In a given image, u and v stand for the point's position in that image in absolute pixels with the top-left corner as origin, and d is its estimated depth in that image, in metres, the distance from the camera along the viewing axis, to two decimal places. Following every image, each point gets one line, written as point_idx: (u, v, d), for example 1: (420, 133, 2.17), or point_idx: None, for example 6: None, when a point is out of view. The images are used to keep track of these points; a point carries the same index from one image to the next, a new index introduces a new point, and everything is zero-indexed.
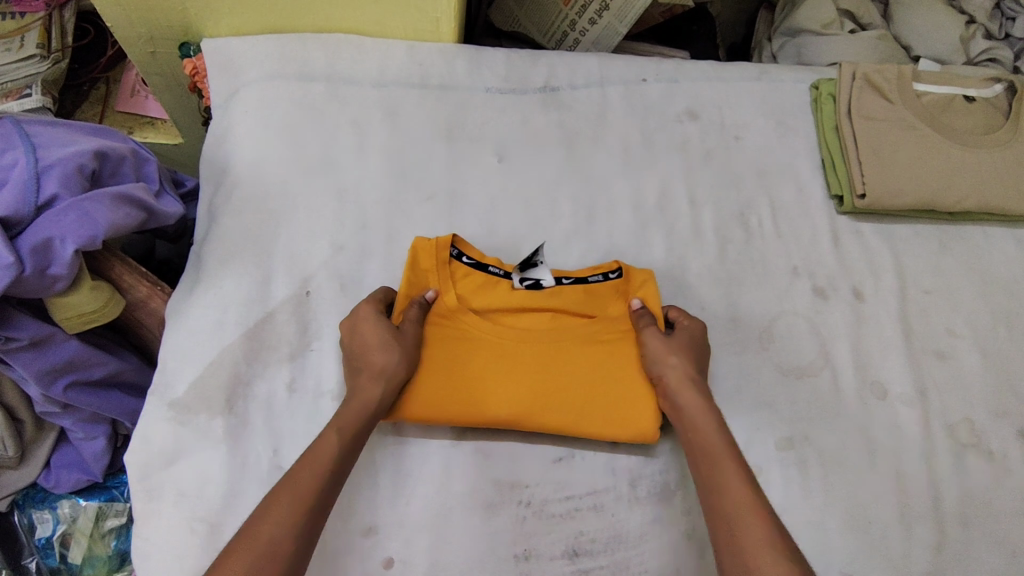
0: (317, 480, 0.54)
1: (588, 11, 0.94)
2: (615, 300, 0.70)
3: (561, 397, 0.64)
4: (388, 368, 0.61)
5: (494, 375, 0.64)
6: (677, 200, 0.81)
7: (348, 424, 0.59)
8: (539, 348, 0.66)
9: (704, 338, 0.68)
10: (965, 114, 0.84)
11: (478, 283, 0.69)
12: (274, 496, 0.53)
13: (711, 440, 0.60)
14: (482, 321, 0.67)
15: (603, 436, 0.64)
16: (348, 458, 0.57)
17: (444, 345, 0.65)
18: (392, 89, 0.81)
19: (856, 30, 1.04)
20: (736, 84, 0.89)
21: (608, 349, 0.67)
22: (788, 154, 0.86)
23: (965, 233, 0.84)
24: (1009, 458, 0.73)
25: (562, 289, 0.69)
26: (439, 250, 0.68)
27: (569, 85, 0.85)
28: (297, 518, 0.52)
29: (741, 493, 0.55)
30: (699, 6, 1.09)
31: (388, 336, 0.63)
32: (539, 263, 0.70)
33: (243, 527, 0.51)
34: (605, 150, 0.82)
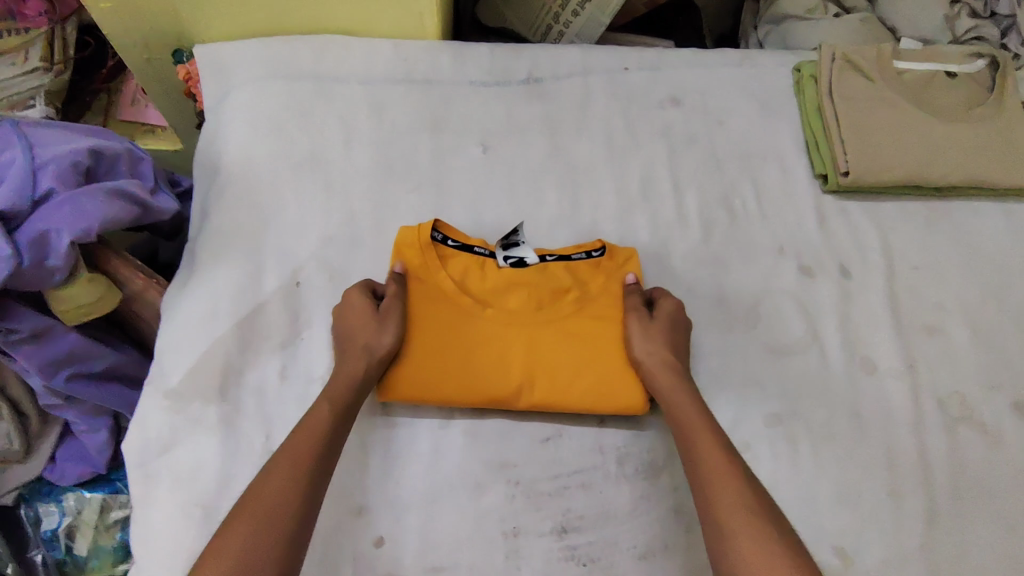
0: (314, 443, 0.57)
1: (570, 3, 0.96)
2: (603, 277, 0.72)
3: (550, 371, 0.66)
4: (372, 342, 0.64)
5: (483, 353, 0.66)
6: (661, 184, 0.81)
7: (338, 396, 0.61)
8: (526, 325, 0.68)
9: (686, 320, 0.69)
10: (947, 90, 0.84)
11: (463, 263, 0.71)
12: (275, 461, 0.56)
13: (705, 444, 0.59)
14: (470, 303, 0.68)
15: (590, 407, 0.66)
16: (342, 424, 0.60)
17: (429, 324, 0.67)
18: (378, 85, 0.83)
19: (841, 13, 1.06)
20: (718, 68, 0.89)
21: (596, 325, 0.68)
22: (773, 134, 0.86)
23: (954, 209, 0.84)
24: (1003, 432, 0.72)
25: (547, 265, 0.71)
26: (422, 235, 0.70)
27: (552, 76, 0.86)
28: (299, 477, 0.55)
29: (727, 480, 0.56)
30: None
31: (373, 320, 0.65)
32: (519, 242, 0.73)
33: (248, 492, 0.54)
34: (588, 136, 0.83)
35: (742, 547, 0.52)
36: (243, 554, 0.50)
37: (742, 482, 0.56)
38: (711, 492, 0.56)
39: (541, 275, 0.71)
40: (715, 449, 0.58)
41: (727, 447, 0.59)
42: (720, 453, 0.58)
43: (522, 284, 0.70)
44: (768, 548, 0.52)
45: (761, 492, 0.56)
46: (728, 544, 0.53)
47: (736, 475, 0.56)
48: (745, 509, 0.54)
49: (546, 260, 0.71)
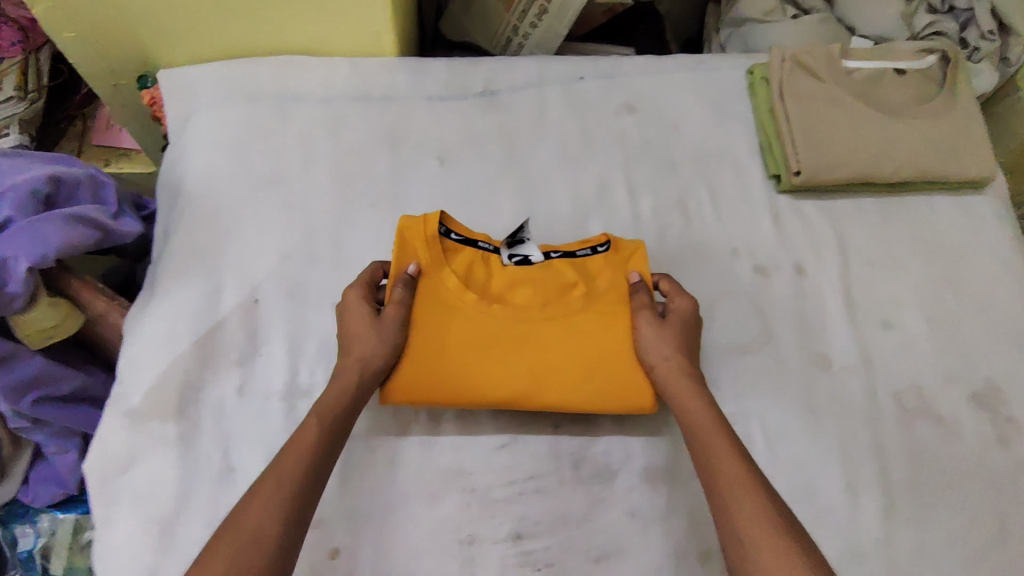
0: (300, 462, 0.56)
1: (528, 15, 0.97)
2: (610, 271, 0.71)
3: (557, 372, 0.66)
4: (371, 352, 0.63)
5: (489, 353, 0.66)
6: (617, 190, 0.82)
7: (326, 411, 0.61)
8: (533, 323, 0.67)
9: (698, 318, 0.68)
10: (897, 87, 0.84)
11: (467, 257, 0.71)
12: (257, 485, 0.55)
13: (720, 444, 0.58)
14: (476, 300, 0.68)
15: (596, 407, 0.66)
16: (331, 440, 0.59)
17: (434, 324, 0.66)
18: (335, 102, 0.84)
19: (799, 15, 1.08)
20: (673, 74, 0.90)
21: (606, 319, 0.67)
22: (727, 137, 0.87)
23: (908, 203, 0.85)
24: (960, 423, 0.73)
25: (551, 262, 0.72)
26: (427, 228, 0.70)
27: (509, 88, 0.87)
28: (282, 500, 0.53)
29: (740, 481, 0.55)
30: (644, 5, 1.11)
31: (371, 327, 0.64)
32: (526, 240, 0.73)
33: (228, 518, 0.53)
34: (544, 145, 0.84)
35: (758, 545, 0.51)
36: None
37: (756, 483, 0.55)
38: (726, 490, 0.54)
39: (547, 272, 0.71)
40: (728, 447, 0.57)
41: (742, 450, 0.57)
42: (732, 451, 0.57)
43: (528, 282, 0.70)
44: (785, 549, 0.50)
45: (774, 490, 0.55)
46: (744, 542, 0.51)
47: (752, 479, 0.55)
48: (762, 507, 0.53)
49: (551, 256, 0.72)
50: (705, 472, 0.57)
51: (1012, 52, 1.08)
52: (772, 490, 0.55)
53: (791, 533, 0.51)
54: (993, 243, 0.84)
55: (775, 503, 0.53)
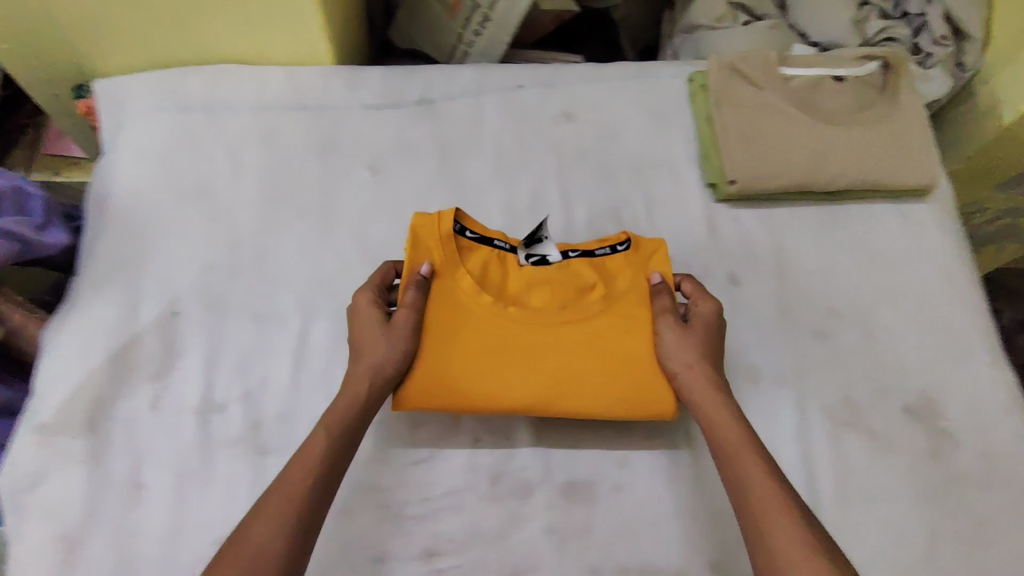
0: (307, 476, 0.56)
1: (471, 23, 0.96)
2: (630, 271, 0.71)
3: (576, 377, 0.65)
4: (384, 360, 0.63)
5: (507, 358, 0.65)
6: (550, 200, 0.81)
7: (334, 422, 0.60)
8: (551, 327, 0.66)
9: (721, 321, 0.68)
10: (836, 95, 0.83)
11: (482, 256, 0.70)
12: (263, 500, 0.54)
13: (745, 457, 0.58)
14: (492, 302, 0.67)
15: (616, 414, 0.65)
16: (341, 452, 0.59)
17: (448, 328, 0.66)
18: (268, 111, 0.83)
19: (750, 22, 1.07)
20: (613, 82, 0.89)
21: (627, 322, 0.67)
22: (666, 146, 0.85)
23: (849, 211, 0.84)
24: (891, 436, 0.72)
25: (570, 262, 0.71)
26: (442, 228, 0.69)
27: (445, 97, 0.86)
28: (290, 516, 0.53)
29: (770, 496, 0.55)
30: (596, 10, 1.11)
31: (383, 334, 0.64)
32: (544, 238, 0.72)
33: (232, 536, 0.52)
34: (478, 154, 0.83)
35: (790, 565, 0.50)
36: None
37: (785, 497, 0.55)
38: (757, 506, 0.54)
39: (565, 273, 0.71)
40: (755, 459, 0.57)
41: (769, 463, 0.57)
42: (759, 464, 0.57)
43: (545, 283, 0.70)
44: (817, 568, 0.50)
45: (803, 504, 0.55)
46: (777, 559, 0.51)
47: (780, 494, 0.55)
48: (790, 524, 0.53)
49: (569, 256, 0.72)
50: (732, 484, 0.57)
51: (968, 57, 1.06)
52: (801, 504, 0.55)
53: (821, 551, 0.51)
54: (933, 251, 0.83)
55: (805, 519, 0.53)
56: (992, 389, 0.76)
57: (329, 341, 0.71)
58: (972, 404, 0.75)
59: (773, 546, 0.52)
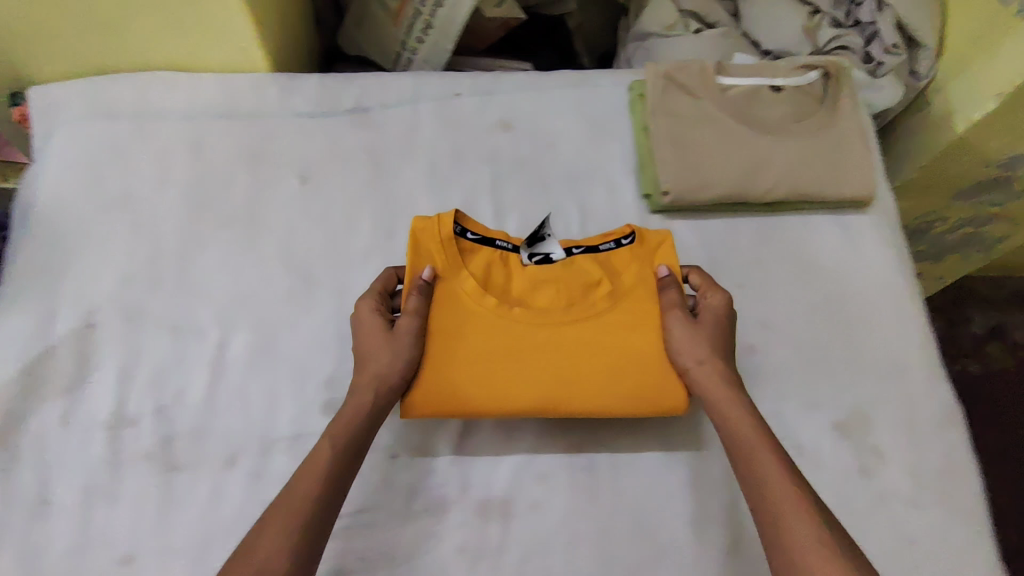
0: (312, 487, 0.57)
1: (414, 31, 0.95)
2: (636, 266, 0.71)
3: (587, 376, 0.65)
4: (390, 367, 0.63)
5: (516, 360, 0.65)
6: (482, 211, 0.80)
7: (339, 432, 0.61)
8: (559, 326, 0.66)
9: (731, 313, 0.68)
10: (773, 104, 0.82)
11: (485, 258, 0.70)
12: (269, 512, 0.56)
13: (761, 456, 0.58)
14: (497, 303, 0.67)
15: (631, 412, 0.66)
16: (347, 460, 0.60)
17: (453, 332, 0.66)
18: (199, 119, 0.82)
19: (701, 29, 1.06)
20: (553, 91, 0.88)
21: (636, 316, 0.67)
22: (603, 157, 0.85)
23: (785, 222, 0.83)
24: (821, 452, 0.71)
25: (574, 259, 0.72)
26: (441, 230, 0.70)
27: (380, 105, 0.85)
28: (295, 527, 0.54)
29: (787, 496, 0.55)
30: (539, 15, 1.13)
31: (384, 342, 0.64)
32: (546, 237, 0.74)
33: (239, 549, 0.54)
34: (412, 163, 0.82)
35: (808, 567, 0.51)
36: None
37: (801, 496, 0.55)
38: (775, 506, 0.55)
39: (570, 270, 0.72)
40: (771, 458, 0.58)
41: (786, 462, 0.58)
42: (775, 461, 0.57)
43: (550, 282, 0.70)
44: (837, 568, 0.51)
45: (820, 502, 0.55)
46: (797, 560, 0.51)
47: (798, 495, 0.55)
48: (810, 526, 0.53)
49: (573, 253, 0.73)
50: (749, 483, 0.58)
51: (922, 65, 1.06)
52: (818, 502, 0.55)
53: (839, 550, 0.52)
54: (870, 262, 0.82)
55: (823, 518, 0.54)
56: (926, 404, 0.75)
57: (247, 354, 0.71)
58: (905, 419, 0.74)
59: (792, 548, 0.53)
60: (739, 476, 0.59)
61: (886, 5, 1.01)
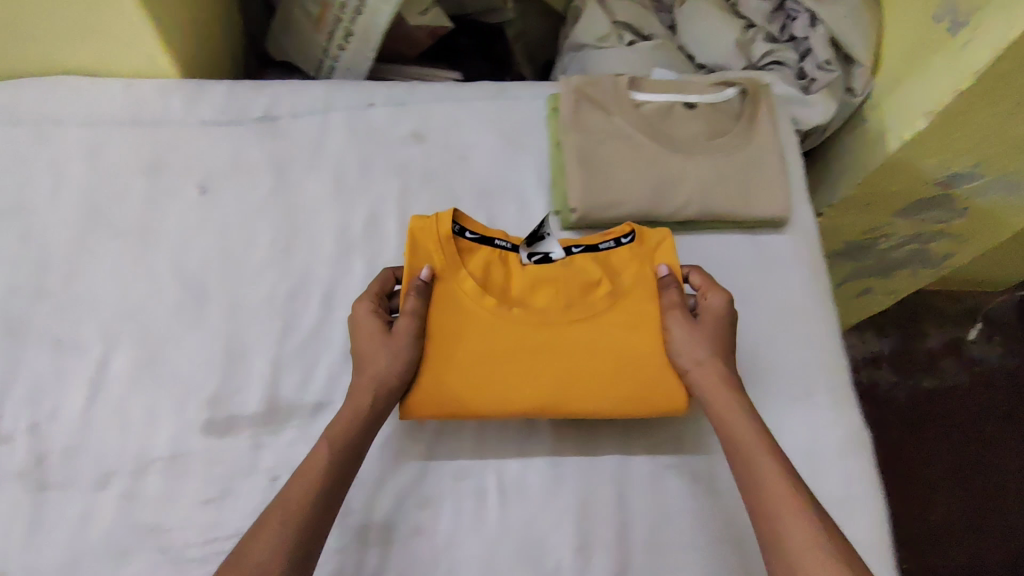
0: (308, 490, 0.58)
1: (335, 38, 0.93)
2: (635, 265, 0.72)
3: (586, 375, 0.66)
4: (388, 367, 0.65)
5: (515, 360, 0.66)
6: (387, 224, 0.78)
7: (337, 434, 0.62)
8: (559, 326, 0.68)
9: (731, 312, 0.69)
10: (686, 121, 0.81)
11: (483, 257, 0.72)
12: (265, 515, 0.57)
13: (758, 456, 0.60)
14: (496, 304, 0.69)
15: (632, 411, 0.67)
16: (344, 462, 0.61)
17: (452, 333, 0.67)
18: (99, 126, 0.80)
19: (635, 41, 1.04)
20: (469, 102, 0.87)
21: (635, 316, 0.68)
22: (516, 171, 0.83)
23: (700, 241, 0.82)
24: (716, 479, 0.70)
25: (573, 258, 0.73)
26: (440, 229, 0.71)
27: (290, 114, 0.84)
28: (290, 531, 0.55)
29: (784, 494, 0.56)
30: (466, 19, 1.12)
31: (382, 343, 0.66)
32: (544, 236, 0.75)
33: (234, 552, 0.55)
34: (316, 175, 0.80)
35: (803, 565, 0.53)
36: None
37: (797, 493, 0.57)
38: (771, 507, 0.57)
39: (569, 269, 0.73)
40: (768, 458, 0.59)
41: (783, 461, 0.59)
42: (770, 461, 0.59)
43: (549, 282, 0.71)
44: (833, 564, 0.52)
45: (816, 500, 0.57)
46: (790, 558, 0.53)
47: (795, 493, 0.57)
48: (805, 523, 0.55)
49: (572, 252, 0.74)
50: (745, 481, 0.60)
51: (858, 82, 1.05)
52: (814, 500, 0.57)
53: (836, 547, 0.53)
54: (784, 284, 0.81)
55: (819, 515, 0.55)
56: (831, 430, 0.74)
57: (131, 369, 0.69)
58: (805, 446, 0.72)
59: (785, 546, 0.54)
60: (736, 476, 0.61)
61: (818, 21, 1.00)
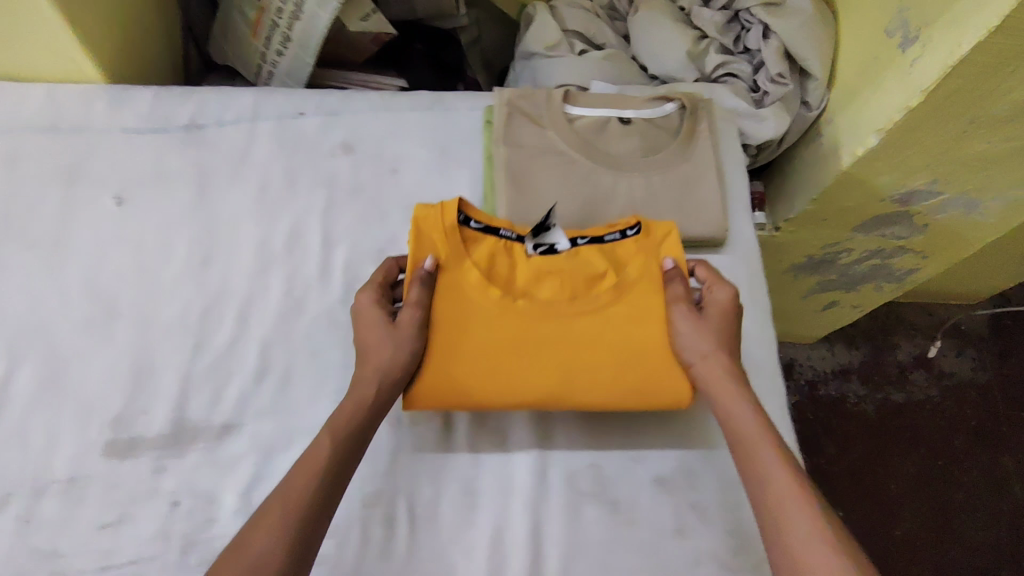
0: (308, 483, 0.56)
1: (273, 42, 0.90)
2: (641, 257, 0.72)
3: (591, 369, 0.66)
4: (391, 361, 0.64)
5: (519, 353, 0.66)
6: (310, 239, 0.76)
7: (339, 425, 0.61)
8: (564, 318, 0.68)
9: (736, 306, 0.69)
10: (621, 137, 0.79)
11: (488, 247, 0.71)
12: (263, 509, 0.55)
13: (764, 453, 0.59)
14: (500, 296, 0.68)
15: (637, 406, 0.67)
16: (346, 453, 0.59)
17: (454, 326, 0.67)
18: (17, 133, 0.78)
19: (587, 50, 1.02)
20: (404, 112, 0.84)
21: (639, 309, 0.68)
22: (448, 185, 0.81)
23: None
24: (637, 508, 0.68)
25: (579, 249, 0.72)
26: (445, 218, 0.70)
27: (216, 122, 0.81)
28: (288, 525, 0.54)
29: (789, 492, 0.56)
30: (415, 24, 1.09)
31: (384, 335, 0.65)
32: (551, 227, 0.74)
33: (232, 546, 0.53)
34: (240, 187, 0.78)
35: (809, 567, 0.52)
36: None
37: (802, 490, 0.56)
38: (777, 505, 0.56)
39: (573, 260, 0.72)
40: (773, 456, 0.59)
41: (789, 458, 0.59)
42: (775, 455, 0.59)
43: (554, 274, 0.71)
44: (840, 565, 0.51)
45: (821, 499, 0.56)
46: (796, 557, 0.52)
47: (800, 491, 0.56)
48: (811, 523, 0.54)
49: (578, 243, 0.73)
50: (750, 476, 0.59)
51: (812, 95, 1.02)
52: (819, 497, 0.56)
53: (842, 545, 0.53)
54: None
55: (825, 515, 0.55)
56: None
57: (36, 386, 0.67)
58: (731, 476, 0.70)
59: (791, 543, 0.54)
60: (740, 473, 0.60)
61: (771, 33, 0.97)
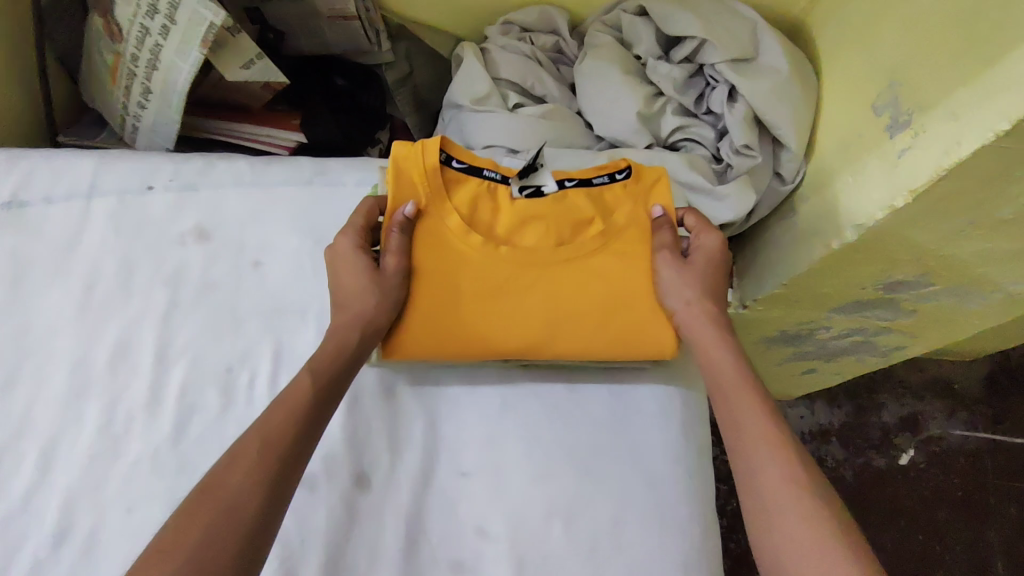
0: (291, 421, 0.53)
1: (132, 94, 0.76)
2: (629, 204, 0.69)
3: (574, 321, 0.65)
4: (371, 314, 0.61)
5: (500, 303, 0.65)
6: (141, 355, 0.63)
7: (321, 370, 0.58)
8: (549, 267, 0.66)
9: (722, 255, 0.67)
10: None
11: (471, 190, 0.67)
12: (240, 446, 0.51)
13: (740, 395, 0.59)
14: (481, 243, 0.65)
15: (620, 357, 0.66)
16: (328, 395, 0.57)
17: (434, 275, 0.64)
18: None
19: (522, 105, 0.87)
20: (274, 188, 0.70)
21: (624, 259, 0.66)
22: (321, 285, 0.67)
23: (547, 393, 0.68)
24: None
25: (566, 193, 0.68)
26: (426, 159, 0.66)
27: (43, 199, 0.67)
28: (269, 467, 0.50)
29: (765, 430, 0.56)
30: (327, 57, 0.94)
31: (366, 282, 0.62)
32: (539, 167, 0.70)
33: (204, 484, 0.49)
34: (62, 285, 0.64)
35: (777, 508, 0.52)
36: (191, 555, 0.45)
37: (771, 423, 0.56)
38: (751, 447, 0.55)
39: (560, 205, 0.68)
40: (750, 396, 0.58)
41: (769, 402, 0.58)
42: (751, 398, 0.58)
43: (538, 219, 0.68)
44: (815, 504, 0.51)
45: (796, 442, 0.56)
46: (767, 504, 0.52)
47: (777, 434, 0.56)
48: (788, 468, 0.54)
49: (566, 185, 0.69)
50: (725, 419, 0.59)
51: (786, 168, 0.87)
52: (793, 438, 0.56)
53: (821, 488, 0.53)
54: (637, 452, 0.65)
55: (801, 457, 0.54)
56: None
57: None
58: None
59: (762, 488, 0.53)
60: (718, 416, 0.60)
61: (738, 95, 0.82)
